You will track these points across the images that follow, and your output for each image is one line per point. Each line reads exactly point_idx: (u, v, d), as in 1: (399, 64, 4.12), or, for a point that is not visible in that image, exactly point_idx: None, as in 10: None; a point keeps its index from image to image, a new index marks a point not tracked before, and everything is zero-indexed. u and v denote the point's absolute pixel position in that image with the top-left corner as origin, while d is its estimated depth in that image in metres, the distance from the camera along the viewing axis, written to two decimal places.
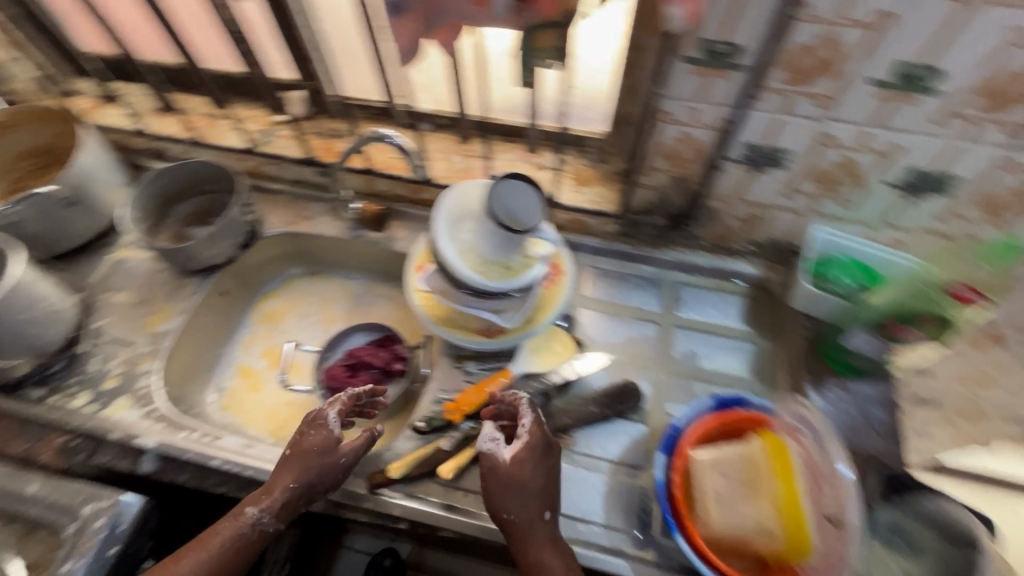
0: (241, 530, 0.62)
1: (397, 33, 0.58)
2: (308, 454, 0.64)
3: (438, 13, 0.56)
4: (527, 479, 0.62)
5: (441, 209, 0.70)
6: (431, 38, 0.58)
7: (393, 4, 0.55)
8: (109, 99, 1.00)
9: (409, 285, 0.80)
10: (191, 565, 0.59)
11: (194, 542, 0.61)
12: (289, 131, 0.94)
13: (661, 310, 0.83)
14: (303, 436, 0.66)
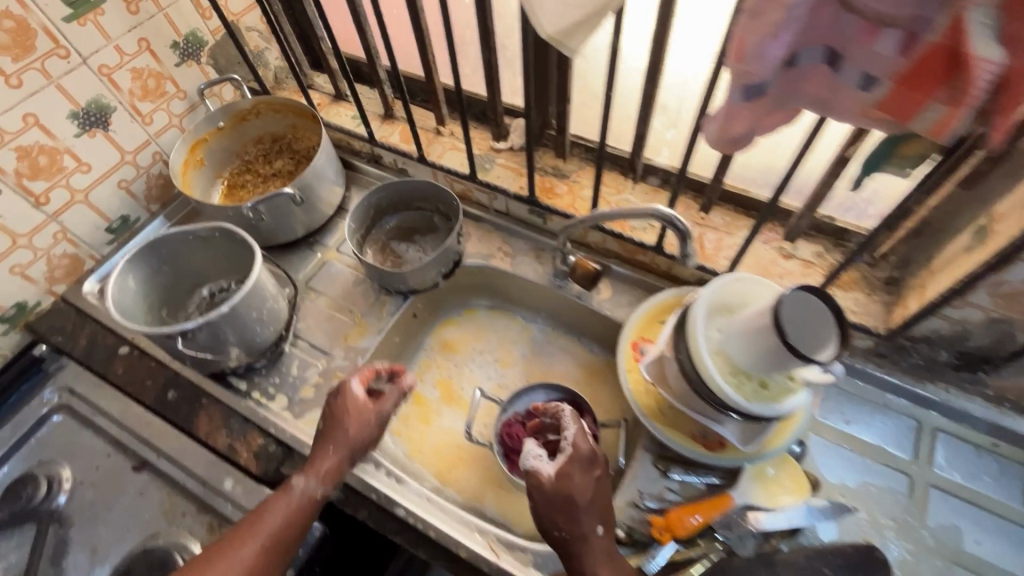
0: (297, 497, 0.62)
1: (730, 116, 0.47)
2: (342, 418, 0.66)
3: (794, 99, 0.45)
4: (585, 508, 0.60)
5: (698, 296, 0.63)
6: (766, 126, 0.48)
7: (748, 87, 0.44)
8: (340, 98, 1.03)
9: (623, 362, 0.73)
10: (272, 524, 0.60)
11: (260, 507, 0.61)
12: (508, 160, 0.91)
13: (915, 460, 0.68)
14: (348, 401, 0.66)
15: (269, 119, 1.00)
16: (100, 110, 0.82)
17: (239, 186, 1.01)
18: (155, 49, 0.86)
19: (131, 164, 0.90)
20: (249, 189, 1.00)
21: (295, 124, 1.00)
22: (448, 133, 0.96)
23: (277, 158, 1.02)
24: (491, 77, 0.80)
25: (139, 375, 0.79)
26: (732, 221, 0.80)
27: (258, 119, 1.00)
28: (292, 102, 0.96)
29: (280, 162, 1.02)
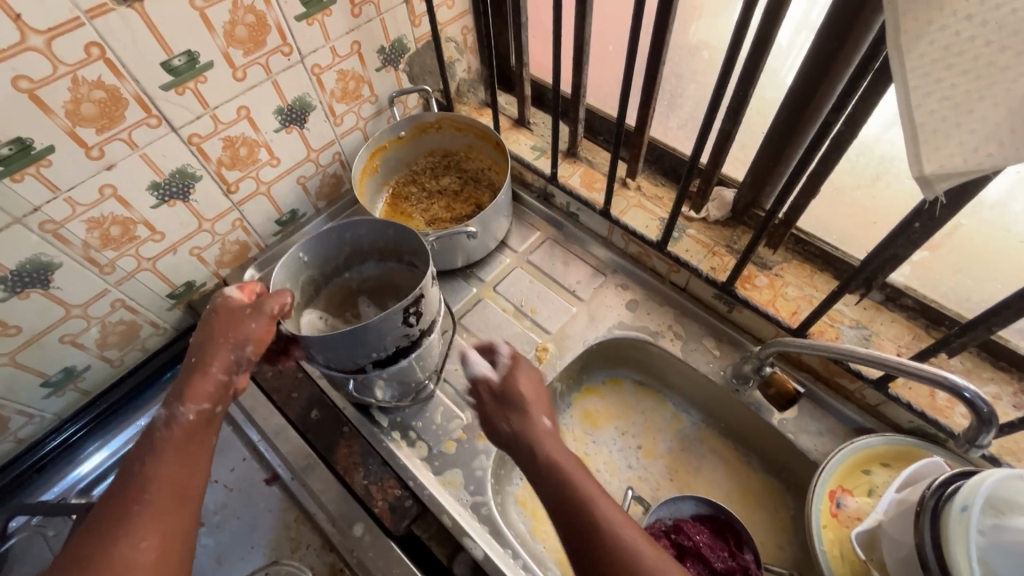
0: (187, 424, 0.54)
1: None
2: (236, 316, 0.59)
3: None
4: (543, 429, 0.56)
5: (981, 489, 0.49)
6: None
7: None
8: (522, 125, 0.98)
9: (817, 515, 0.62)
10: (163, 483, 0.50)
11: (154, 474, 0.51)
12: (701, 234, 0.81)
13: None
14: (223, 307, 0.59)
15: (448, 136, 0.95)
16: (302, 108, 0.80)
17: (402, 198, 0.97)
18: (364, 52, 0.83)
19: (312, 162, 0.88)
20: (413, 205, 0.97)
21: (473, 146, 0.95)
22: (634, 187, 0.88)
23: (446, 176, 0.98)
24: (718, 147, 0.72)
25: (287, 385, 0.78)
26: (974, 368, 0.66)
27: (437, 134, 0.95)
28: (479, 126, 0.90)
29: (449, 181, 0.98)
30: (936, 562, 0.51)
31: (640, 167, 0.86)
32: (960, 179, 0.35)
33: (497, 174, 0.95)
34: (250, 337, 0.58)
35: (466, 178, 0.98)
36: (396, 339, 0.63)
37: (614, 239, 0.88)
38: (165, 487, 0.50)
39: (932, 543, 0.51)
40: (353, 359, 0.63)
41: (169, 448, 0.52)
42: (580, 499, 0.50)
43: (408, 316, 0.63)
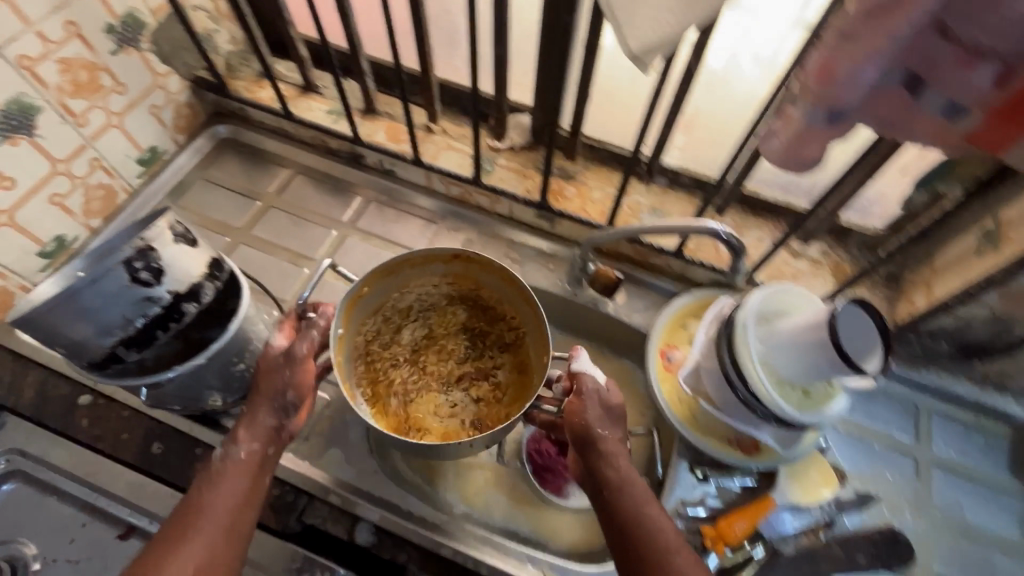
0: (244, 458, 0.58)
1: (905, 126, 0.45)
2: (280, 367, 0.60)
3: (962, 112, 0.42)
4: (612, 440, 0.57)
5: (748, 305, 0.63)
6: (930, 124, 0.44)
7: (947, 108, 0.42)
8: (310, 90, 0.92)
9: (654, 372, 0.73)
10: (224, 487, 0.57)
11: (188, 498, 0.56)
12: (511, 162, 0.86)
13: (915, 443, 0.75)
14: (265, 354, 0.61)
15: (371, 291, 0.69)
16: (24, 112, 0.67)
17: (394, 384, 0.73)
18: (88, 35, 0.71)
19: (64, 175, 0.74)
20: (413, 389, 0.73)
21: (401, 282, 0.71)
22: (440, 132, 0.88)
23: (395, 332, 0.75)
24: (499, 75, 0.75)
25: (113, 429, 0.68)
26: (740, 221, 0.80)
27: (365, 293, 0.68)
28: (416, 253, 0.67)
29: (397, 336, 0.75)
30: (735, 373, 0.63)
31: (439, 110, 0.87)
32: (658, 50, 0.41)
33: (433, 290, 0.74)
34: (288, 386, 0.60)
35: (420, 318, 0.76)
36: (129, 306, 0.51)
37: (435, 186, 0.89)
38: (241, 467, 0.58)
39: (730, 361, 0.63)
40: (91, 341, 0.51)
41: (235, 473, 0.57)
42: (666, 553, 0.53)
43: (136, 273, 0.51)
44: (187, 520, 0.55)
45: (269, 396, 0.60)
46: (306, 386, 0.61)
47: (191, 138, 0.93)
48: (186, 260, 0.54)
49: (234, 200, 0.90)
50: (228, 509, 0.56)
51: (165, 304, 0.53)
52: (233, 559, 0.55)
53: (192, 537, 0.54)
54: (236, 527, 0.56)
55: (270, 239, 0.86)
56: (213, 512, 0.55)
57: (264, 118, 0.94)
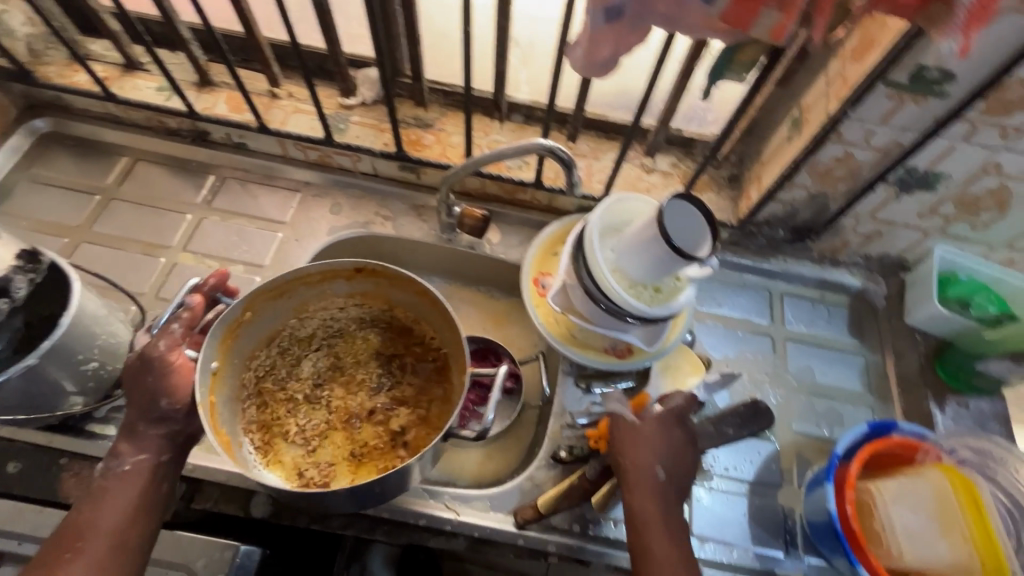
0: (131, 471, 0.56)
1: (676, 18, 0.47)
2: (144, 372, 0.56)
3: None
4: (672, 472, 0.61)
5: (594, 217, 0.67)
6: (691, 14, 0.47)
7: None
8: (134, 68, 0.84)
9: (529, 300, 0.76)
10: (110, 509, 0.54)
11: (72, 516, 0.55)
12: (365, 117, 0.83)
13: (772, 324, 0.82)
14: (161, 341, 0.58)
15: (262, 317, 0.67)
16: None
17: (292, 430, 0.67)
18: None
19: None
20: (312, 429, 0.68)
21: (292, 308, 0.70)
22: (286, 95, 0.84)
23: (297, 368, 0.71)
24: (326, 25, 0.72)
25: None
26: (595, 145, 0.83)
27: (251, 320, 0.66)
28: (312, 270, 0.66)
29: (299, 373, 0.71)
30: (592, 283, 0.67)
31: (278, 73, 0.82)
32: None
33: (337, 316, 0.73)
34: (161, 393, 0.56)
35: (325, 347, 0.73)
36: None
37: (291, 153, 0.86)
38: (131, 498, 0.55)
39: (586, 273, 0.67)
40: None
41: (118, 491, 0.55)
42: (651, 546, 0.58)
43: None
44: (72, 539, 0.53)
45: (141, 410, 0.56)
46: (181, 391, 0.57)
47: (4, 137, 0.84)
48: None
49: (67, 197, 0.82)
50: (116, 522, 0.54)
51: None
52: (125, 568, 0.54)
53: (76, 556, 0.52)
54: (125, 536, 0.54)
55: (116, 233, 0.80)
56: (101, 528, 0.53)
57: (88, 105, 0.86)
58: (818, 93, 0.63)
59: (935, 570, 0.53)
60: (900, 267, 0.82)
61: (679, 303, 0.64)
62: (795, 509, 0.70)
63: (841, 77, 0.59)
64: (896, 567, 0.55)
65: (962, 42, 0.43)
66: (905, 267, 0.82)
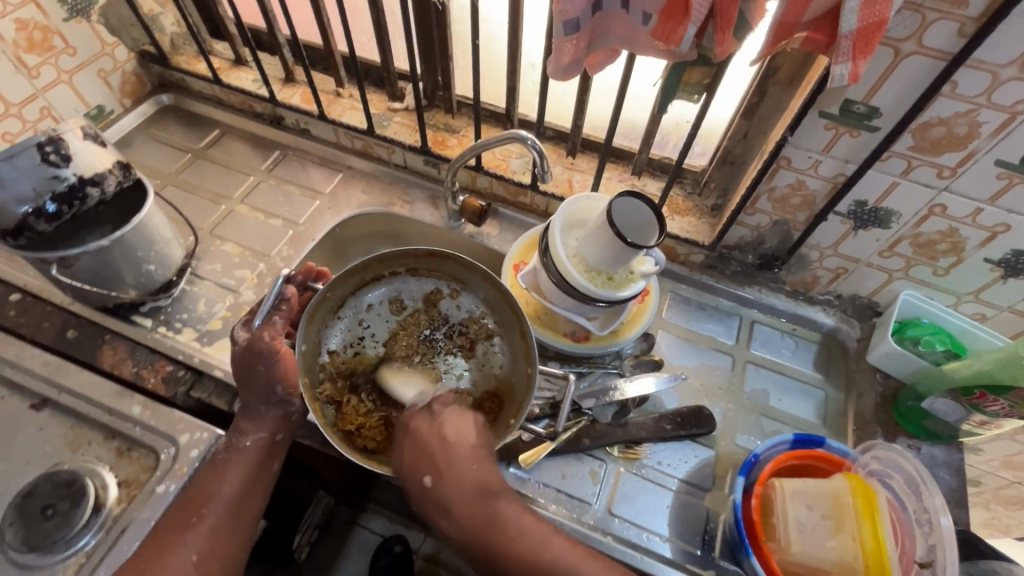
0: (249, 449, 0.70)
1: (633, 35, 0.59)
2: (256, 361, 0.69)
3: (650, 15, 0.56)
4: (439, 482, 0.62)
5: (562, 209, 0.76)
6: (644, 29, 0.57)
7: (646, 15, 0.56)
8: (239, 64, 1.08)
9: (507, 282, 0.86)
10: (232, 481, 0.68)
11: (195, 486, 0.68)
12: (404, 118, 1.00)
13: (735, 345, 0.86)
14: (255, 343, 0.69)
15: (337, 292, 0.72)
16: None
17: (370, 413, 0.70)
18: (42, 2, 0.86)
19: (16, 118, 0.89)
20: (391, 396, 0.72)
21: (363, 280, 0.74)
22: (348, 96, 1.03)
23: (374, 348, 0.74)
24: (383, 39, 0.90)
25: (36, 318, 0.80)
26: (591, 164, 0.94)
27: (326, 298, 0.71)
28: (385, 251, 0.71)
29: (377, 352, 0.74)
30: (552, 264, 0.75)
31: (344, 77, 1.02)
32: None
33: (413, 298, 0.77)
34: (276, 382, 0.70)
35: (407, 325, 0.76)
36: (38, 181, 0.63)
37: (342, 141, 1.04)
38: (248, 481, 0.69)
39: (549, 255, 0.76)
40: (6, 209, 0.63)
41: (237, 470, 0.69)
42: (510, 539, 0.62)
43: (47, 155, 0.63)
44: (194, 509, 0.66)
45: (261, 395, 0.70)
46: (291, 376, 0.70)
47: (137, 103, 1.08)
48: (89, 152, 0.67)
49: (169, 152, 1.05)
50: (235, 493, 0.68)
51: (70, 183, 0.66)
52: (238, 534, 0.67)
53: (200, 523, 0.65)
54: (235, 504, 0.68)
55: (195, 182, 1.00)
56: (220, 497, 0.67)
57: (202, 87, 1.09)
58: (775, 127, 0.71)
59: (822, 565, 0.55)
60: (872, 311, 0.84)
61: (626, 291, 0.72)
62: (720, 514, 0.71)
63: (790, 110, 0.67)
64: (788, 563, 0.56)
65: (852, 68, 0.51)
66: (876, 311, 0.84)
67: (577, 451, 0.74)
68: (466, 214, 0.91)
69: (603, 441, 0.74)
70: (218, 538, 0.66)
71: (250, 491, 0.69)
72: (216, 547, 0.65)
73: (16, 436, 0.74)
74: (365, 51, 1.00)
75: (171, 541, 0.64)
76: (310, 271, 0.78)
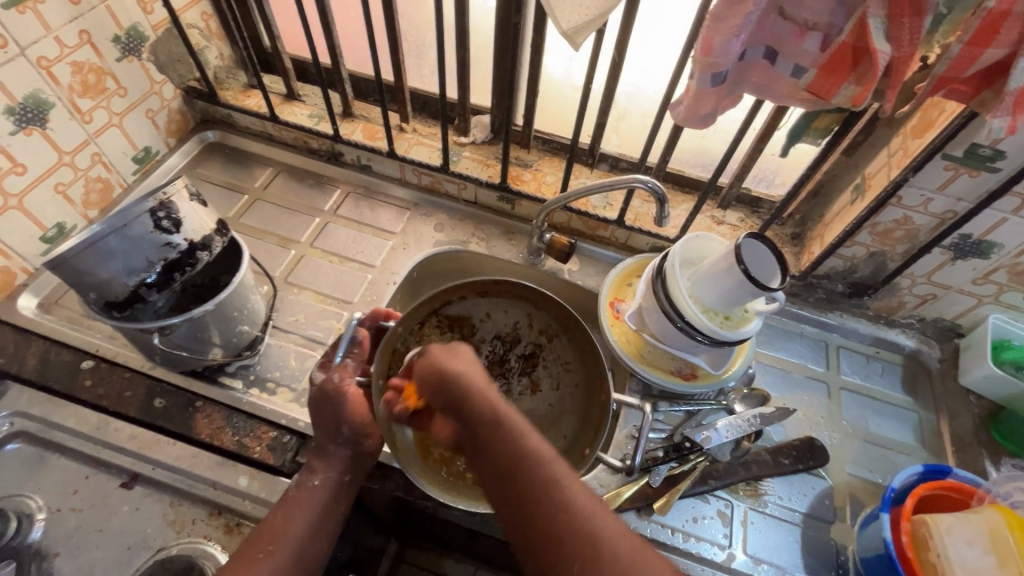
0: (321, 489, 0.63)
1: (773, 86, 0.60)
2: (325, 402, 0.66)
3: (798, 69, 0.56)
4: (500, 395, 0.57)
5: (674, 248, 0.76)
6: (788, 80, 0.58)
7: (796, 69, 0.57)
8: (290, 98, 1.03)
9: (605, 319, 0.84)
10: (298, 523, 0.61)
11: (264, 521, 0.61)
12: (474, 153, 0.98)
13: (826, 372, 0.88)
14: (325, 387, 0.66)
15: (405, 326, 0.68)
16: (39, 107, 0.75)
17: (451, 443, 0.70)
18: (96, 42, 0.80)
19: (69, 166, 0.82)
20: None
21: (431, 307, 0.69)
22: (412, 130, 1.00)
23: None
24: (462, 76, 0.88)
25: (115, 387, 0.74)
26: (670, 196, 0.94)
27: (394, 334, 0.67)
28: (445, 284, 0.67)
29: None
30: (668, 304, 0.74)
31: (410, 112, 0.99)
32: (590, 26, 0.55)
33: (485, 322, 0.72)
34: (341, 420, 0.65)
35: (482, 348, 0.73)
36: (146, 249, 0.59)
37: (407, 177, 1.01)
38: (317, 521, 0.62)
39: (663, 296, 0.75)
40: (116, 281, 0.59)
41: (307, 509, 0.62)
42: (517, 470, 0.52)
43: (158, 221, 0.59)
44: (263, 543, 0.59)
45: (327, 433, 0.65)
46: (355, 416, 0.65)
47: (181, 141, 1.02)
48: (198, 214, 0.63)
49: (223, 194, 0.99)
50: (303, 534, 0.60)
51: (181, 249, 0.61)
52: None
53: (267, 560, 0.58)
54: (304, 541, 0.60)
55: (257, 225, 0.95)
56: (289, 539, 0.59)
57: (249, 124, 1.04)
58: (882, 164, 0.72)
59: None
60: (955, 333, 0.87)
61: (749, 331, 0.72)
62: (848, 545, 0.72)
63: (902, 150, 0.69)
64: None
65: (1010, 122, 0.53)
66: (958, 333, 0.87)
67: (702, 492, 0.74)
68: (552, 251, 0.90)
69: (729, 481, 0.74)
70: None
71: (317, 530, 0.62)
72: None
73: (110, 521, 0.67)
74: (431, 85, 0.98)
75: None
76: (379, 313, 0.73)
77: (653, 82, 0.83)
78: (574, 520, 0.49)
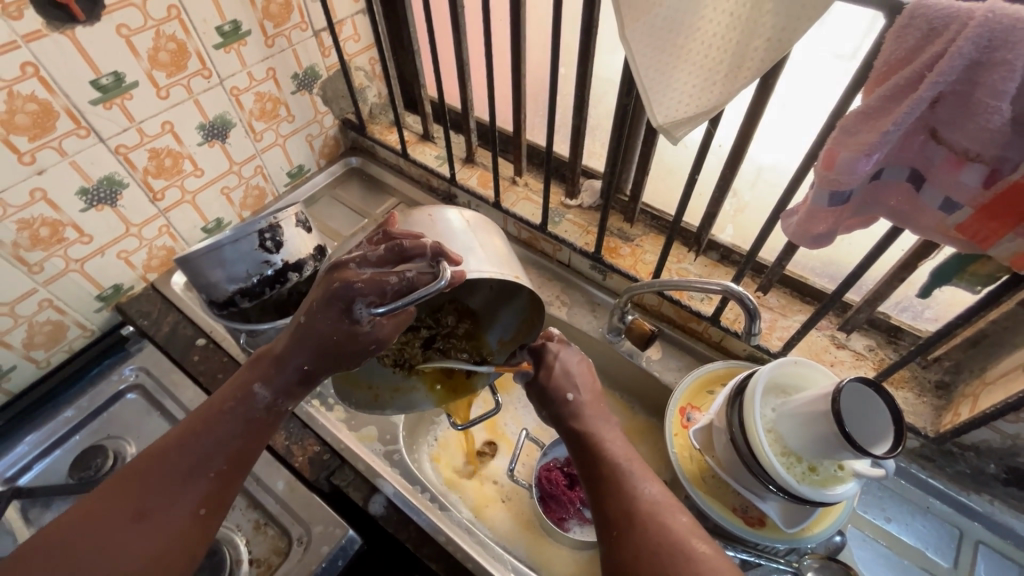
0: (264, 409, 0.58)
1: (915, 213, 0.49)
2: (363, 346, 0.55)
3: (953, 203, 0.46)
4: (583, 402, 0.65)
5: (763, 370, 0.65)
6: (935, 211, 0.48)
7: (946, 204, 0.46)
8: (425, 139, 1.12)
9: (670, 426, 0.76)
10: (233, 436, 0.56)
11: (194, 428, 0.55)
12: (577, 217, 0.96)
13: (953, 570, 0.69)
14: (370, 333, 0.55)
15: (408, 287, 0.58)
16: (223, 125, 0.91)
17: None
18: (279, 77, 0.95)
19: (236, 174, 0.98)
20: None
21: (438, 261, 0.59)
22: (523, 184, 1.02)
23: None
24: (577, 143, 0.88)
25: (213, 368, 0.85)
26: (785, 302, 0.82)
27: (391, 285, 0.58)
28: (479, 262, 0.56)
29: None
30: (740, 433, 0.64)
31: (525, 167, 1.01)
32: (690, 123, 0.50)
33: None
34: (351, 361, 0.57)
35: None
36: (248, 261, 0.67)
37: (509, 229, 1.02)
38: (254, 439, 0.57)
39: (737, 422, 0.65)
40: (221, 284, 0.68)
41: (247, 426, 0.56)
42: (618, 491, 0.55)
43: (264, 240, 0.67)
44: (195, 457, 0.54)
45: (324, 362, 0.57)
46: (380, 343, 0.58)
47: (330, 163, 1.17)
48: (299, 238, 0.71)
49: (350, 216, 1.11)
50: (237, 452, 0.56)
51: (276, 267, 0.70)
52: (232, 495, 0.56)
53: (199, 478, 0.53)
54: (238, 460, 0.56)
55: None
56: (224, 456, 0.55)
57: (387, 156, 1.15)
58: None
59: None
60: None
61: (837, 496, 0.59)
62: None
63: None
64: None
65: None
66: None
67: None
68: (631, 335, 0.84)
69: None
70: (208, 500, 0.54)
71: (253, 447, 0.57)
72: (213, 509, 0.54)
73: None
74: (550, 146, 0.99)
75: (146, 490, 0.51)
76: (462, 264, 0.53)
77: (781, 177, 0.74)
78: (641, 518, 0.52)
